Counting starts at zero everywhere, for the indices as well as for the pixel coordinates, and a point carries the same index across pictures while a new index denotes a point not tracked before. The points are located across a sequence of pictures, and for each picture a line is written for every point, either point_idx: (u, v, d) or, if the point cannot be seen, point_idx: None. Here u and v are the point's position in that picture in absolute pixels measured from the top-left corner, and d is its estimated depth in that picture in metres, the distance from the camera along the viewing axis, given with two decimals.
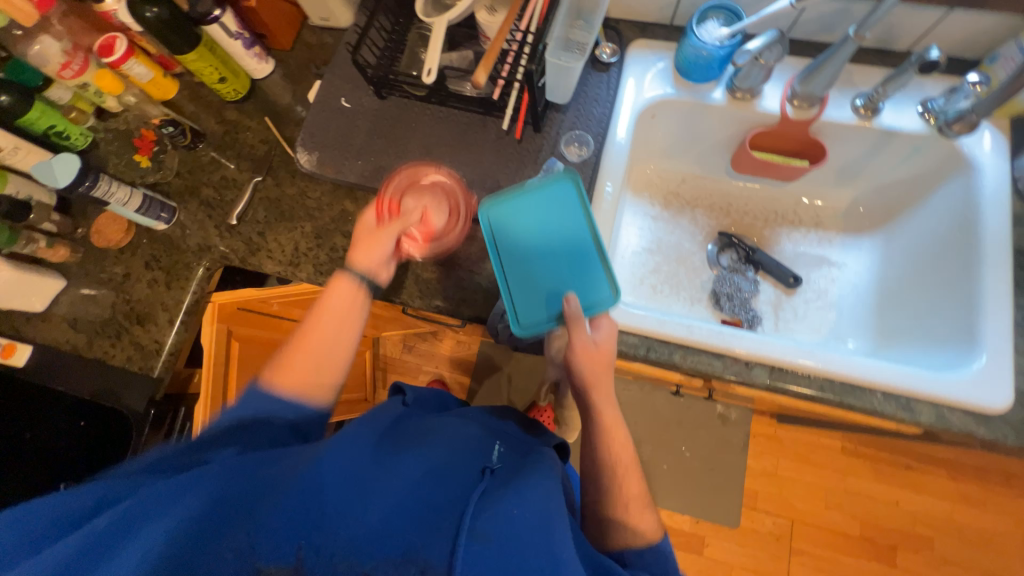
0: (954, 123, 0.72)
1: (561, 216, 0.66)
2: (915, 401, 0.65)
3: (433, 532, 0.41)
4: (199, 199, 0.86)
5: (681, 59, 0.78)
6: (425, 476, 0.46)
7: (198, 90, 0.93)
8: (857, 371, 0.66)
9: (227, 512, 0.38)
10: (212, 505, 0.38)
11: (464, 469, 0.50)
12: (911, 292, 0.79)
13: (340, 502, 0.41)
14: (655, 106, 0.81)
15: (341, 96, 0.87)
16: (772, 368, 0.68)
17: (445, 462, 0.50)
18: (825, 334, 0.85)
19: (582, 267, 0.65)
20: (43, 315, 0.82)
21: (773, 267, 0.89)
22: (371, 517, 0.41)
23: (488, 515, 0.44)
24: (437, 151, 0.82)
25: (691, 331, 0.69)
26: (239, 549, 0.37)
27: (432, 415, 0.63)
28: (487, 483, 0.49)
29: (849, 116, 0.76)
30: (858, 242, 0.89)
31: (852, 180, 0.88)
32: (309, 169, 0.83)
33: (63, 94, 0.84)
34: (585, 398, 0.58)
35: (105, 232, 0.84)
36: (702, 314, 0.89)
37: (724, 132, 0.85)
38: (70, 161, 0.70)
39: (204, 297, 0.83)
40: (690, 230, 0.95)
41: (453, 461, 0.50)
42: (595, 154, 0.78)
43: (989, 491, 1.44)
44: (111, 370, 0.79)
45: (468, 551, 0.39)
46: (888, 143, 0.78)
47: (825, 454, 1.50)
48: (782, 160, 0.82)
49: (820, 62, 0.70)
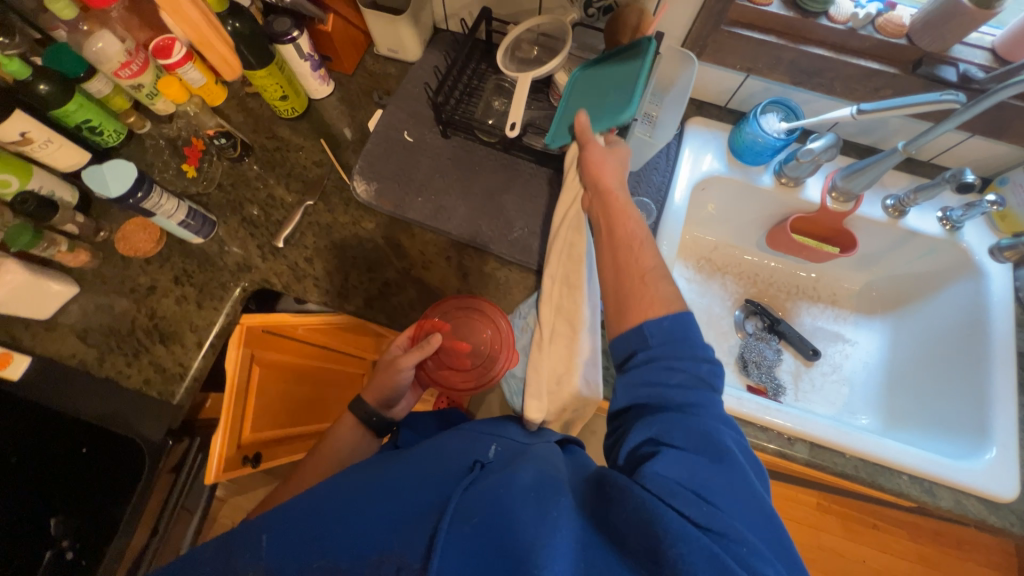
0: (1007, 250, 0.79)
1: (623, 59, 0.70)
2: (936, 486, 0.71)
3: (415, 532, 0.41)
4: (241, 216, 0.81)
5: (737, 142, 0.85)
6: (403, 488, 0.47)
7: (247, 100, 0.90)
8: (885, 454, 0.71)
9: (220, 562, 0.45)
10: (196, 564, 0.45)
11: (447, 471, 0.50)
12: (921, 377, 0.86)
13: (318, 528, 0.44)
14: (708, 180, 0.87)
15: (404, 129, 0.86)
16: (812, 445, 0.72)
17: (425, 470, 0.51)
18: (840, 408, 0.91)
19: (622, 87, 0.68)
20: (48, 324, 0.74)
21: (796, 339, 0.94)
22: (347, 536, 0.42)
23: (471, 497, 0.43)
24: (500, 197, 0.83)
25: (741, 402, 0.73)
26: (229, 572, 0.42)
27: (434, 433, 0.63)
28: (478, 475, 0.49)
29: (880, 213, 0.85)
30: (870, 322, 0.97)
31: (869, 267, 0.97)
32: (366, 200, 0.82)
33: (102, 87, 0.76)
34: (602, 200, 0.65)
35: (132, 239, 0.78)
36: (730, 378, 0.92)
37: (764, 211, 0.91)
38: (123, 169, 0.66)
39: (236, 319, 0.78)
40: (720, 295, 0.99)
41: (437, 466, 0.51)
42: (654, 220, 0.82)
43: (948, 555, 1.44)
44: (124, 393, 0.72)
45: (452, 533, 0.39)
46: (908, 241, 0.87)
47: (801, 508, 1.48)
48: (816, 244, 0.88)
49: (864, 165, 0.78)
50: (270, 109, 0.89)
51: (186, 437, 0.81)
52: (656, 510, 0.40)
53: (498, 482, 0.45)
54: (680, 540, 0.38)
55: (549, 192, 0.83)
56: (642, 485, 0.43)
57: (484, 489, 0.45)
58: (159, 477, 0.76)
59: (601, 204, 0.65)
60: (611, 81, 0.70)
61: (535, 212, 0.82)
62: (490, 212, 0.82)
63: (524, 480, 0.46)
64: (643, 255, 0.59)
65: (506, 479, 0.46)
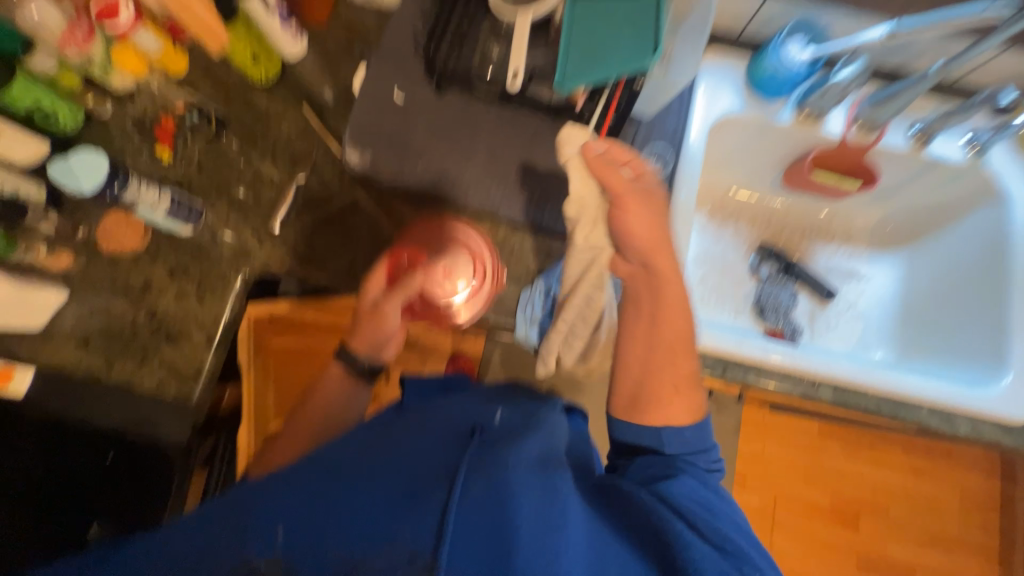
0: None
1: None
2: (954, 415, 0.73)
3: (419, 510, 0.42)
4: (229, 200, 0.75)
5: (755, 75, 0.80)
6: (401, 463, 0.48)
7: (213, 66, 0.80)
8: (908, 389, 0.72)
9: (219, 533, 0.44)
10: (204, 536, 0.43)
11: (447, 444, 0.52)
12: (937, 310, 0.87)
13: (321, 506, 0.45)
14: (724, 120, 0.82)
15: (392, 88, 0.79)
16: (836, 386, 0.73)
17: (424, 444, 0.52)
18: (853, 344, 0.92)
19: (637, 25, 0.63)
20: (43, 333, 0.70)
21: (812, 280, 0.93)
22: (350, 515, 0.43)
23: (481, 474, 0.46)
24: (505, 157, 0.77)
25: (767, 351, 0.73)
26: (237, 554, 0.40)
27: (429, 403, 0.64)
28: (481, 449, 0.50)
29: (903, 143, 0.81)
30: (884, 257, 0.97)
31: (885, 201, 0.94)
32: (362, 170, 0.75)
33: (46, 62, 0.68)
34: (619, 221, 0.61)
35: (116, 235, 0.72)
36: (747, 325, 0.91)
37: (782, 150, 0.87)
38: (89, 158, 0.63)
39: (243, 309, 0.75)
40: (733, 242, 0.97)
41: (435, 440, 0.52)
42: (671, 169, 0.77)
43: (939, 465, 1.49)
44: (140, 397, 0.70)
45: (464, 511, 0.42)
46: (928, 172, 0.84)
47: (803, 436, 1.50)
48: (835, 181, 0.85)
49: (891, 92, 0.74)
50: (240, 75, 0.79)
51: (212, 434, 0.80)
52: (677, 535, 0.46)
53: (506, 463, 0.48)
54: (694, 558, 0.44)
55: (558, 147, 0.77)
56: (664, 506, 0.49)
57: (493, 470, 0.46)
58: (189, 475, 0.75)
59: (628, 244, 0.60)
60: (619, 19, 0.64)
61: (545, 171, 0.77)
62: (497, 175, 0.77)
63: (528, 460, 0.48)
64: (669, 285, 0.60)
65: (514, 457, 0.48)
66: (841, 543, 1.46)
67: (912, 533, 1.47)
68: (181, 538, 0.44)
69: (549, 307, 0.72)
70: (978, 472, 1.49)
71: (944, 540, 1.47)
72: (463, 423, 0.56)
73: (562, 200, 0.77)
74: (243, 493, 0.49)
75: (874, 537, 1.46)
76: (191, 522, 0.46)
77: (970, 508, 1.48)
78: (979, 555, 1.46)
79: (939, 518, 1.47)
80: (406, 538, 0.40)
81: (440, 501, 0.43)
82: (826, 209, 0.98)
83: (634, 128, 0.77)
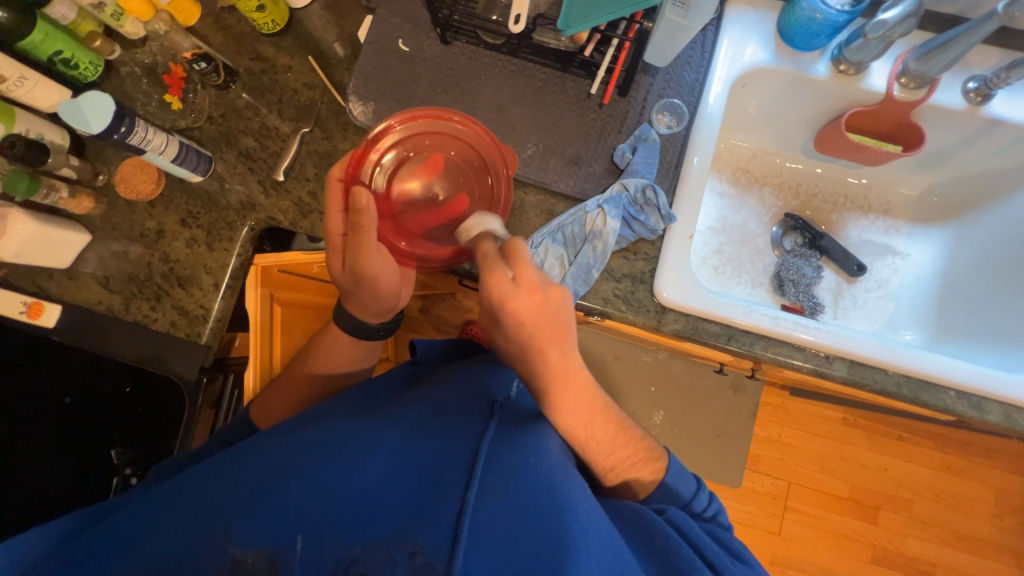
0: None
1: None
2: (985, 401, 0.67)
3: (430, 515, 0.42)
4: (237, 150, 0.76)
5: (788, 21, 0.72)
6: (437, 420, 0.55)
7: (224, 15, 0.80)
8: (933, 370, 0.67)
9: (223, 490, 0.46)
10: (211, 490, 0.47)
11: (473, 405, 0.58)
12: (984, 294, 0.79)
13: (343, 503, 0.44)
14: (750, 74, 0.75)
15: (398, 37, 0.76)
16: (852, 363, 0.68)
17: (455, 400, 0.59)
18: (882, 324, 0.85)
19: None
20: (70, 273, 0.74)
21: (840, 254, 0.85)
22: (370, 505, 0.44)
23: (484, 515, 0.43)
24: (510, 109, 0.74)
25: (777, 323, 0.68)
26: (221, 530, 0.42)
27: (439, 378, 0.66)
28: (503, 420, 0.56)
29: (958, 100, 0.72)
30: (927, 232, 0.88)
31: (934, 168, 0.85)
32: (365, 122, 0.75)
33: (66, 11, 0.68)
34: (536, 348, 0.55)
35: (132, 181, 0.75)
36: (763, 299, 0.86)
37: (815, 108, 0.79)
38: (99, 100, 0.62)
39: (249, 258, 0.77)
40: (756, 210, 0.90)
41: (459, 403, 0.58)
42: (686, 126, 0.73)
43: (972, 462, 1.40)
44: (154, 337, 0.74)
45: (479, 503, 0.44)
46: (988, 134, 0.75)
47: (824, 423, 1.43)
48: (874, 143, 0.77)
49: (945, 40, 0.65)
50: (250, 25, 0.79)
51: (220, 374, 0.85)
52: (689, 560, 0.48)
53: (525, 448, 0.52)
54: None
55: (565, 101, 0.74)
56: (674, 532, 0.51)
57: (516, 447, 0.52)
58: (201, 413, 0.81)
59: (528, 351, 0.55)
60: None
61: (551, 125, 0.73)
62: (500, 129, 0.74)
63: (552, 459, 0.52)
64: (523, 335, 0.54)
65: (535, 451, 0.52)
66: (857, 535, 1.40)
67: (934, 529, 1.39)
68: (198, 512, 0.45)
69: (558, 259, 0.69)
70: (1016, 473, 1.39)
71: (971, 542, 1.38)
72: (481, 394, 0.60)
73: (567, 156, 0.73)
74: (271, 463, 0.49)
75: (894, 531, 1.39)
76: (206, 492, 0.47)
77: (1004, 511, 1.38)
78: (1010, 560, 1.37)
79: (968, 518, 1.39)
80: (418, 536, 0.41)
81: (459, 490, 0.45)
82: (864, 178, 0.90)
83: (648, 80, 0.73)
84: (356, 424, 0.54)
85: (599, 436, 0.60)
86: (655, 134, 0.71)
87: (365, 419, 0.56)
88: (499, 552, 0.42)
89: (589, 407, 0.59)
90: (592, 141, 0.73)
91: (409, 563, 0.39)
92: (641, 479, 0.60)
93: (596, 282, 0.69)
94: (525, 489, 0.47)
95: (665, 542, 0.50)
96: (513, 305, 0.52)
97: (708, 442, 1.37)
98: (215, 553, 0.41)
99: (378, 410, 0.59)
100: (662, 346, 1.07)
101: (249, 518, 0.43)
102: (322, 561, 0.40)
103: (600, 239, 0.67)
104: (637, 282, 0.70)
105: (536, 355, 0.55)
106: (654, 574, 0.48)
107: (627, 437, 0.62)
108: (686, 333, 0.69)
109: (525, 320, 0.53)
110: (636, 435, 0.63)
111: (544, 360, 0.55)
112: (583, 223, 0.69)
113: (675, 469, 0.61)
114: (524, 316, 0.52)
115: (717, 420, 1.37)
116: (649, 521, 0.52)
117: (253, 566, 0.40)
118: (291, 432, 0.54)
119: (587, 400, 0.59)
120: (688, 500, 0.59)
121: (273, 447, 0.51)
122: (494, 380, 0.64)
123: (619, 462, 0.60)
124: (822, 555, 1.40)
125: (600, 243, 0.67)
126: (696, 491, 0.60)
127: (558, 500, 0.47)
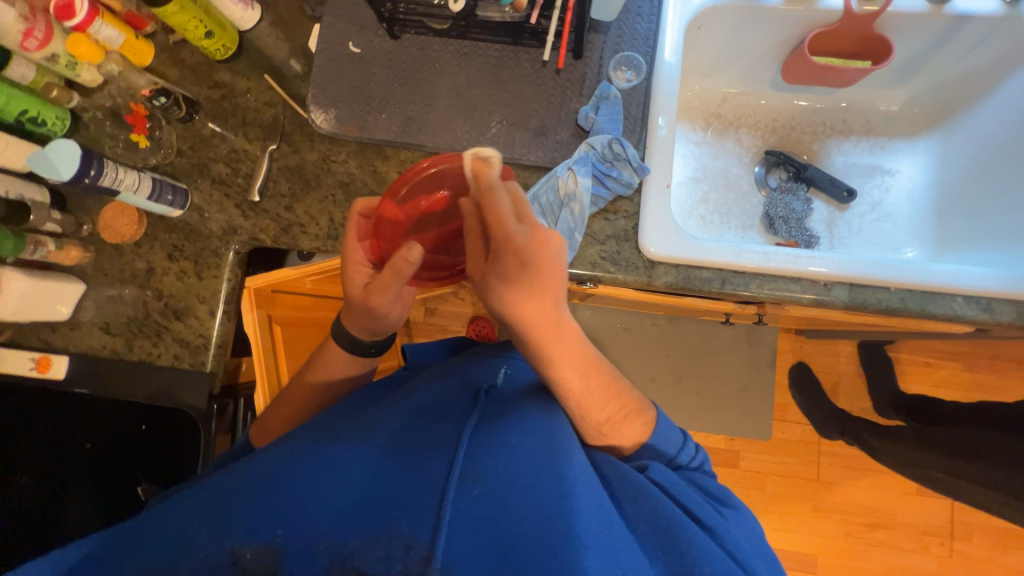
0: None
1: None
2: (995, 302, 0.65)
3: (415, 503, 0.42)
4: (210, 177, 0.77)
5: None
6: (426, 414, 0.55)
7: (178, 49, 0.81)
8: (933, 281, 0.65)
9: (216, 502, 0.45)
10: (200, 509, 0.45)
11: (460, 398, 0.58)
12: (979, 194, 0.76)
13: (331, 504, 0.43)
14: (703, 14, 0.74)
15: (347, 40, 0.77)
16: (850, 287, 0.67)
17: (441, 392, 0.59)
18: (881, 246, 0.83)
19: None
20: (70, 323, 0.76)
21: (826, 183, 0.84)
22: (354, 504, 0.43)
23: (469, 498, 0.43)
24: (468, 92, 0.74)
25: (769, 257, 0.67)
26: (210, 547, 0.41)
27: (422, 375, 0.66)
28: (485, 408, 0.56)
29: (920, 3, 0.70)
30: (912, 145, 0.86)
31: (909, 79, 0.83)
32: (329, 129, 0.75)
33: (25, 71, 0.69)
34: (538, 302, 0.50)
35: (114, 226, 0.76)
36: (756, 241, 0.85)
37: (776, 37, 0.78)
38: (66, 149, 0.63)
39: (240, 282, 0.78)
40: (735, 153, 0.89)
41: (446, 396, 0.58)
42: (646, 78, 0.72)
43: (1003, 376, 1.36)
44: (163, 372, 0.76)
45: (460, 492, 0.43)
46: (958, 32, 0.73)
47: (847, 361, 1.39)
48: (842, 62, 0.76)
49: None
50: (203, 55, 0.80)
51: (232, 399, 0.86)
52: (673, 517, 0.47)
53: (506, 429, 0.52)
54: (699, 552, 0.44)
55: (522, 74, 0.73)
56: (657, 491, 0.51)
57: (498, 431, 0.52)
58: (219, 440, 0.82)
59: (536, 303, 0.50)
60: None
61: (512, 100, 0.73)
62: (462, 113, 0.74)
63: (532, 434, 0.51)
64: (531, 282, 0.49)
65: (517, 431, 0.52)
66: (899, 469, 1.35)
67: None
68: (188, 523, 0.44)
69: None
70: None
71: None
72: (467, 386, 0.61)
73: (533, 128, 0.73)
74: (267, 468, 0.47)
75: None
76: (203, 503, 0.45)
77: None
78: None
79: None
80: (405, 528, 0.40)
81: (442, 477, 0.45)
82: (841, 101, 0.88)
83: (601, 38, 0.72)
84: (348, 424, 0.54)
85: (595, 390, 0.56)
86: (616, 90, 0.71)
87: (355, 419, 0.55)
88: (486, 534, 0.41)
89: (585, 356, 0.55)
90: (555, 110, 0.72)
91: (404, 559, 0.38)
92: (642, 450, 0.59)
93: (581, 247, 0.69)
94: (506, 470, 0.46)
95: (649, 501, 0.49)
96: (518, 237, 0.48)
97: (729, 397, 1.36)
98: (211, 551, 0.41)
99: (365, 409, 0.59)
100: (665, 305, 1.06)
101: (242, 517, 0.42)
102: (318, 558, 0.40)
103: (575, 201, 0.67)
104: (621, 241, 0.69)
105: (539, 302, 0.50)
106: (647, 542, 0.47)
107: (630, 396, 0.59)
108: (678, 284, 0.68)
109: (529, 256, 0.48)
110: (625, 388, 0.60)
111: (547, 303, 0.50)
112: (556, 189, 0.68)
113: (666, 422, 0.61)
114: (533, 254, 0.48)
115: (735, 373, 1.36)
116: (634, 483, 0.51)
117: (253, 561, 0.40)
118: (292, 438, 0.54)
119: (582, 349, 0.55)
120: (674, 455, 0.60)
121: (271, 452, 0.51)
122: (479, 371, 0.64)
123: (612, 414, 0.58)
124: (865, 495, 1.34)
125: (576, 205, 0.67)
126: (683, 442, 0.61)
127: (545, 477, 0.47)
